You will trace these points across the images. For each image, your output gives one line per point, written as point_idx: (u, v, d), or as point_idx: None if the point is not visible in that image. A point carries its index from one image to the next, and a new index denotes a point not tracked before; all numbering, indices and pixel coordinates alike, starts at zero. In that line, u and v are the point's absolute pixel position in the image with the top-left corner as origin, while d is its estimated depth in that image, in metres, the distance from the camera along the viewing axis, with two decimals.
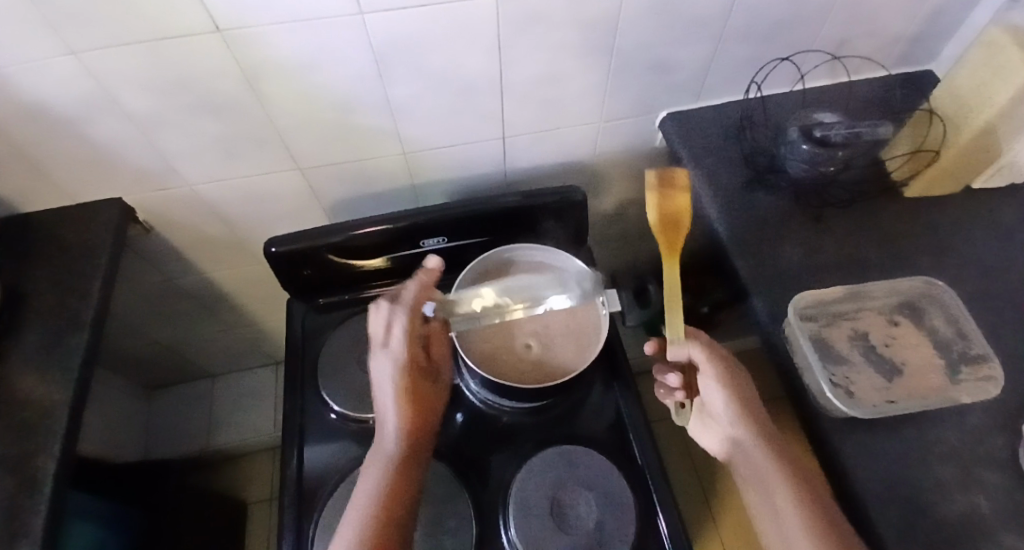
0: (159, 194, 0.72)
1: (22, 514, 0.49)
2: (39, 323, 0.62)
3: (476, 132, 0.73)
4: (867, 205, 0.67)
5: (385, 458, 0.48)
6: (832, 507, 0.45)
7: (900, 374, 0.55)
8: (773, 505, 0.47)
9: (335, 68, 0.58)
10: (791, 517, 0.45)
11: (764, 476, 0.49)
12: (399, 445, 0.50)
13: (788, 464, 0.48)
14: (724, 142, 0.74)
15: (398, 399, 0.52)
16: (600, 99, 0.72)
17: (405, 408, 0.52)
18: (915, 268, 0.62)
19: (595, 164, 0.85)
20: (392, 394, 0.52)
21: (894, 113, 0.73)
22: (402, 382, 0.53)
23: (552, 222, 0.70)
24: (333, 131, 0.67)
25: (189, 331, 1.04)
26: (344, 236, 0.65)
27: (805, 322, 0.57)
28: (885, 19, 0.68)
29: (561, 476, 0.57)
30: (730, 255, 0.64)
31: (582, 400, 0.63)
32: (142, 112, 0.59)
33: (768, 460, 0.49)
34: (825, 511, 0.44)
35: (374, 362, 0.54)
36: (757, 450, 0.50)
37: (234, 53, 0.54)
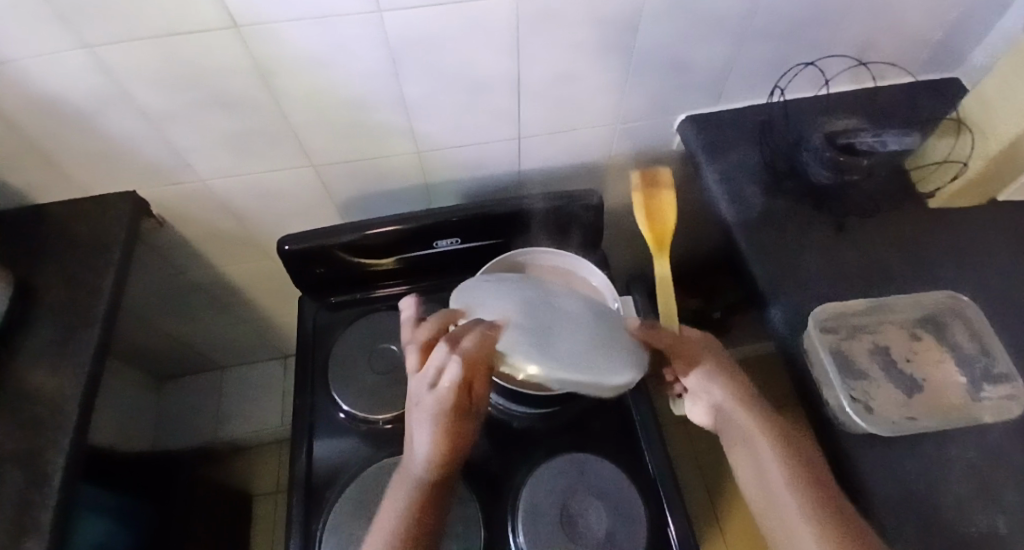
0: (173, 189, 0.72)
1: (32, 507, 0.50)
2: (54, 315, 0.62)
3: (490, 131, 0.72)
4: (892, 213, 0.65)
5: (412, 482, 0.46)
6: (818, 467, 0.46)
7: (923, 389, 0.54)
8: (756, 463, 0.48)
9: (350, 66, 0.58)
10: (779, 478, 0.46)
11: (744, 436, 0.50)
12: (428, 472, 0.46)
13: (766, 422, 0.50)
14: (744, 147, 0.72)
15: (434, 433, 0.46)
16: (617, 100, 0.71)
17: (442, 449, 0.46)
18: (939, 281, 0.60)
19: (611, 166, 0.84)
20: (427, 428, 0.45)
21: (920, 119, 0.71)
22: (442, 423, 0.45)
23: (567, 225, 0.69)
24: (347, 128, 0.67)
25: (199, 324, 1.04)
26: (358, 236, 0.65)
27: (824, 334, 0.56)
28: (912, 23, 0.67)
29: (572, 484, 0.56)
30: (748, 262, 0.63)
31: (593, 407, 0.62)
32: (156, 107, 0.59)
33: (745, 419, 0.50)
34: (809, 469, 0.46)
35: (414, 383, 0.46)
36: (733, 410, 0.51)
37: (250, 49, 0.53)
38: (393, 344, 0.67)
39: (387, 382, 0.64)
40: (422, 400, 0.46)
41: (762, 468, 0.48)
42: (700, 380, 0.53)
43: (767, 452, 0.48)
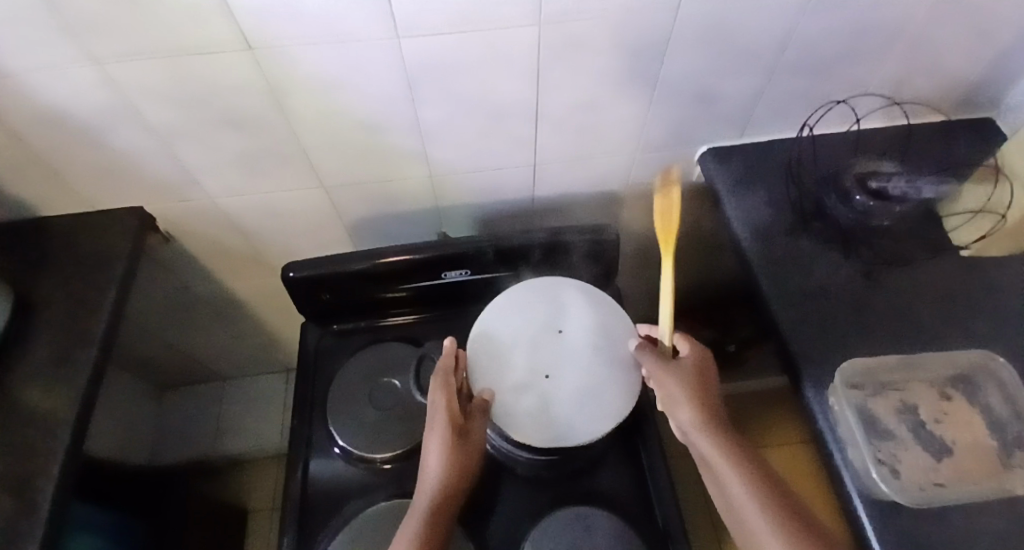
0: (181, 205, 0.71)
1: (16, 538, 0.47)
2: (52, 331, 0.60)
3: (505, 157, 0.70)
4: (927, 262, 0.61)
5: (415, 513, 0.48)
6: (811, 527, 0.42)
7: (954, 454, 0.50)
8: (727, 492, 0.46)
9: (364, 89, 0.56)
10: (749, 509, 0.44)
11: (713, 463, 0.47)
12: (428, 501, 0.49)
13: (738, 451, 0.47)
14: (768, 184, 0.69)
15: (435, 459, 0.50)
16: (638, 129, 0.69)
17: (441, 469, 0.50)
18: (976, 339, 0.56)
19: (627, 195, 0.81)
20: (430, 452, 0.51)
21: (952, 163, 0.68)
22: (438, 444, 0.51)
23: (582, 259, 0.67)
24: (359, 151, 0.65)
25: (201, 336, 1.03)
26: (367, 264, 0.63)
27: (850, 391, 0.53)
28: (946, 62, 0.64)
29: (578, 540, 0.53)
30: (770, 306, 0.59)
31: (600, 458, 0.60)
32: (166, 124, 0.58)
33: (717, 446, 0.47)
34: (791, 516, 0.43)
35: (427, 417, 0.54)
36: (704, 437, 0.48)
37: (265, 69, 0.52)
38: (396, 379, 0.64)
39: (389, 419, 0.62)
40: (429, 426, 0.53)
41: (730, 496, 0.46)
42: (671, 405, 0.51)
43: (732, 480, 0.46)
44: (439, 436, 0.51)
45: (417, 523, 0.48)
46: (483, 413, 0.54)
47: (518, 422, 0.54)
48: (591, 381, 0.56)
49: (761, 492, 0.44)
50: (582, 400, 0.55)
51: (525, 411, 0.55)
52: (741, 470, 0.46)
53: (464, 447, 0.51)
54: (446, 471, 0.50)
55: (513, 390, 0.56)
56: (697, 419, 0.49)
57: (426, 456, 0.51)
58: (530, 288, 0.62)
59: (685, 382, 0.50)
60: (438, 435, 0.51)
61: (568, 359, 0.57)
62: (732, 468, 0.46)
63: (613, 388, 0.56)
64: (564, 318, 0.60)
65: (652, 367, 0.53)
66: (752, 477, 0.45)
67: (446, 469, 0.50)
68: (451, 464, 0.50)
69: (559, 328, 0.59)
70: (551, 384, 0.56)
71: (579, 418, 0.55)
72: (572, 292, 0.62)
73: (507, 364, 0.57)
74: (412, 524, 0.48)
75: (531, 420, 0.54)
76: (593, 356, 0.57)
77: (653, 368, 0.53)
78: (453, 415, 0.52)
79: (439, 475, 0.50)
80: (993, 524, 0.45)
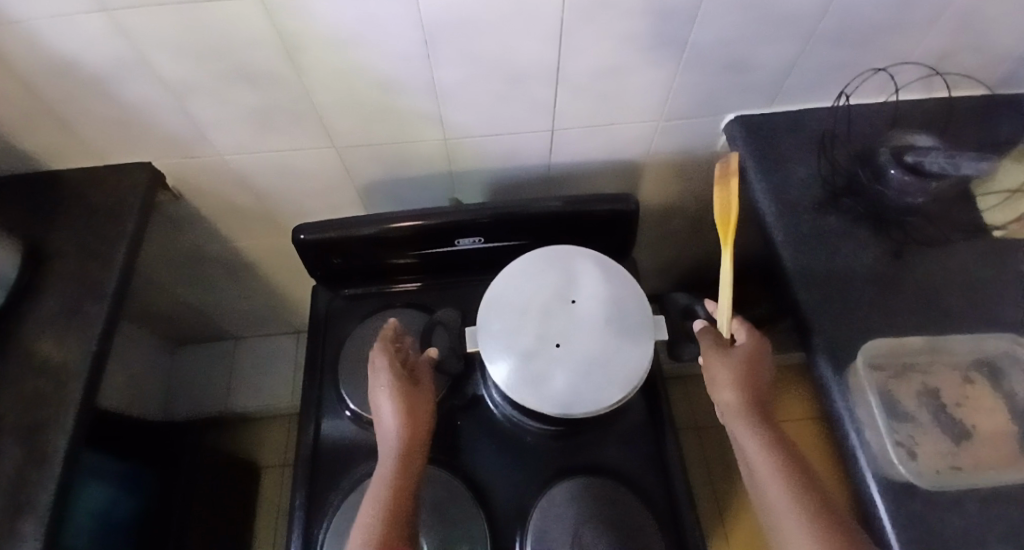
0: (190, 161, 0.70)
1: (29, 488, 0.48)
2: (63, 284, 0.60)
3: (524, 122, 0.67)
4: (962, 245, 0.58)
5: (382, 471, 0.46)
6: (850, 529, 0.40)
7: (972, 439, 0.49)
8: (758, 483, 0.45)
9: (379, 45, 0.53)
10: (782, 502, 0.42)
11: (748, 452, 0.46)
12: (396, 455, 0.47)
13: (778, 443, 0.46)
14: (796, 156, 0.66)
15: (393, 410, 0.49)
16: (663, 96, 0.66)
17: (401, 420, 0.49)
18: (1006, 326, 0.53)
19: (646, 164, 0.79)
20: (385, 407, 0.49)
21: (993, 140, 0.65)
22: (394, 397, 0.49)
23: (598, 230, 0.65)
24: (373, 111, 0.63)
25: (213, 295, 1.03)
26: (377, 229, 0.62)
27: (872, 373, 0.52)
28: (999, 32, 0.60)
29: (585, 509, 0.53)
30: (792, 285, 0.58)
31: (610, 428, 0.59)
32: (175, 76, 0.56)
33: (755, 435, 0.47)
34: (829, 513, 0.41)
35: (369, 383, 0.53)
36: (743, 424, 0.48)
37: (275, 20, 0.49)
38: None
39: None
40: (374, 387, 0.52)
41: (761, 487, 0.45)
42: (717, 390, 0.50)
43: (766, 471, 0.44)
44: (391, 393, 0.50)
45: (388, 481, 0.45)
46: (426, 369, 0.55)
47: (528, 388, 0.53)
48: (601, 352, 0.55)
49: (793, 479, 0.43)
50: (590, 369, 0.54)
51: (532, 376, 0.54)
52: (776, 460, 0.45)
53: (417, 394, 0.51)
54: (406, 421, 0.48)
55: (522, 355, 0.55)
56: (739, 406, 0.48)
57: (381, 419, 0.49)
58: (543, 258, 0.60)
59: (732, 367, 0.50)
60: (388, 392, 0.50)
61: (579, 328, 0.56)
62: (765, 454, 0.45)
63: (626, 360, 0.55)
64: (576, 288, 0.58)
65: (706, 350, 0.53)
66: (788, 468, 0.44)
67: (404, 420, 0.49)
68: (409, 418, 0.49)
69: (571, 298, 0.58)
70: (561, 352, 0.55)
71: (587, 389, 0.53)
72: (586, 263, 0.60)
73: (520, 329, 0.56)
74: (380, 486, 0.45)
75: (537, 386, 0.53)
76: (605, 327, 0.56)
77: (706, 352, 0.53)
78: (399, 372, 0.52)
79: (399, 429, 0.48)
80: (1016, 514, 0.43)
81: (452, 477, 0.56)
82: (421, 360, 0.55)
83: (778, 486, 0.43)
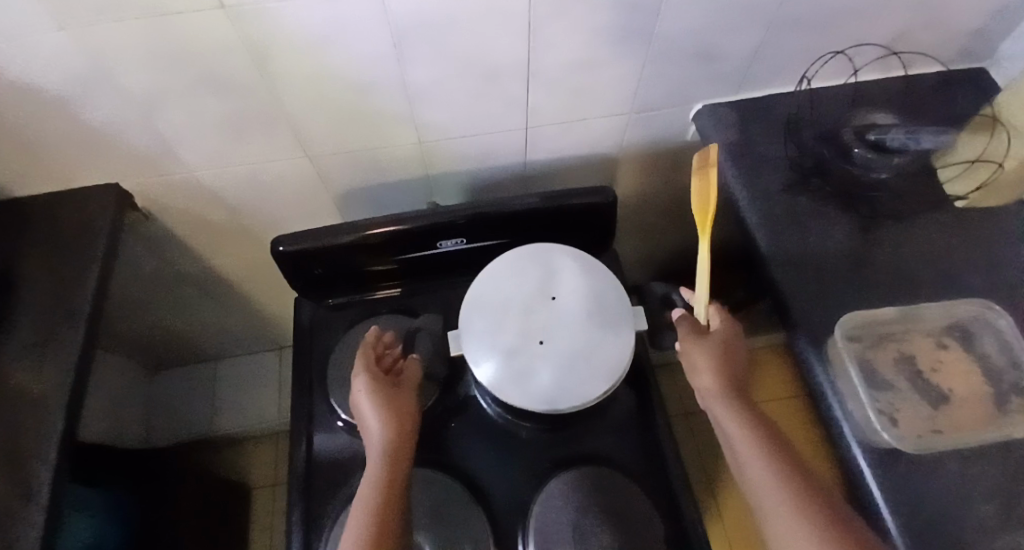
0: (161, 179, 0.68)
1: (13, 524, 0.46)
2: (33, 312, 0.58)
3: (498, 120, 0.68)
4: (925, 217, 0.60)
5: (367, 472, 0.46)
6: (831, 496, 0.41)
7: (949, 403, 0.50)
8: (738, 460, 0.46)
9: (349, 49, 0.53)
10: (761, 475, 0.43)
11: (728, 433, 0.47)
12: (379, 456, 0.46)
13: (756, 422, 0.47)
14: (765, 140, 0.68)
15: (375, 413, 0.49)
16: (633, 88, 0.67)
17: (383, 422, 0.49)
18: (972, 291, 0.55)
19: (621, 157, 0.80)
20: (367, 410, 0.50)
21: (948, 115, 0.68)
22: (376, 400, 0.50)
23: (578, 224, 0.66)
24: (346, 115, 0.62)
25: (191, 315, 1.01)
26: (355, 235, 0.61)
27: (851, 344, 0.53)
28: (948, 11, 0.62)
29: (585, 498, 0.54)
30: (769, 265, 0.59)
31: (602, 418, 0.60)
32: (141, 90, 0.54)
33: (732, 415, 0.48)
34: (808, 483, 0.41)
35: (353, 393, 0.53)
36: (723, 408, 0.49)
37: (241, 28, 0.48)
38: None
39: None
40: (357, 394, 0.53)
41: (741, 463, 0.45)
42: (696, 375, 0.52)
43: (745, 448, 0.45)
44: (371, 394, 0.50)
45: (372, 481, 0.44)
46: (411, 371, 0.55)
47: (512, 386, 0.54)
48: (585, 345, 0.55)
49: (772, 453, 0.44)
50: (575, 362, 0.55)
51: (516, 375, 0.54)
52: (754, 436, 0.45)
53: (399, 396, 0.51)
54: (388, 421, 0.49)
55: (506, 354, 0.55)
56: (718, 389, 0.50)
57: (365, 424, 0.50)
58: (523, 256, 0.61)
59: (709, 352, 0.52)
60: (369, 394, 0.51)
61: (560, 323, 0.57)
62: (743, 432, 0.46)
63: (612, 350, 0.56)
64: (556, 285, 0.59)
65: (683, 337, 0.55)
66: (765, 443, 0.45)
67: (386, 421, 0.49)
68: (391, 417, 0.49)
69: (551, 294, 0.58)
70: (544, 349, 0.55)
71: (574, 383, 0.54)
72: (565, 259, 0.61)
73: (502, 328, 0.56)
74: (364, 487, 0.44)
75: (522, 383, 0.54)
76: (588, 319, 0.57)
77: (684, 338, 0.54)
78: (380, 377, 0.52)
79: (382, 428, 0.48)
80: (993, 470, 0.45)
81: (450, 479, 0.55)
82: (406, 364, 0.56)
83: (757, 460, 0.44)
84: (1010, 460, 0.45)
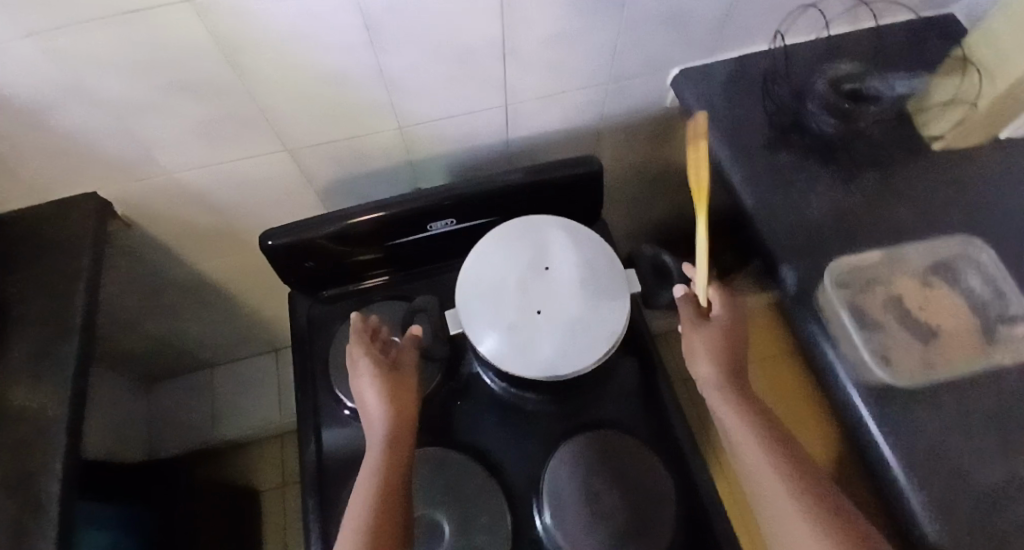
0: (141, 185, 0.67)
1: (27, 538, 0.46)
2: (23, 330, 0.58)
3: (477, 100, 0.67)
4: (905, 163, 0.61)
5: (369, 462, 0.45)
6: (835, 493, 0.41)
7: (939, 338, 0.52)
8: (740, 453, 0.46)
9: (322, 39, 0.52)
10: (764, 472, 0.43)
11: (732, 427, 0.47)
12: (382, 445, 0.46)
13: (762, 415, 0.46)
14: (743, 100, 0.69)
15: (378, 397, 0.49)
16: (610, 58, 0.67)
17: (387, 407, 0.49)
18: (954, 230, 0.56)
19: (602, 128, 0.80)
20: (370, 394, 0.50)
21: (921, 61, 0.68)
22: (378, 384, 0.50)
23: (565, 197, 0.66)
24: (323, 106, 0.62)
25: (184, 324, 1.00)
26: (343, 225, 0.61)
27: (840, 290, 0.54)
28: None
29: (594, 462, 0.54)
30: (755, 222, 0.60)
31: (605, 384, 0.61)
32: (114, 95, 0.53)
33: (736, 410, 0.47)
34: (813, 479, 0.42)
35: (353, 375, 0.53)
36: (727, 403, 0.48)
37: (211, 25, 0.47)
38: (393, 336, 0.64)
39: None
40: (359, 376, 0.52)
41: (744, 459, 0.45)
42: (698, 362, 0.51)
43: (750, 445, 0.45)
44: (373, 379, 0.50)
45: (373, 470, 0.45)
46: (409, 353, 0.55)
47: (516, 360, 0.54)
48: (583, 311, 0.56)
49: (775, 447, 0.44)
50: (575, 331, 0.55)
51: (517, 349, 0.55)
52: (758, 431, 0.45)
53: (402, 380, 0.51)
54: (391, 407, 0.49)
55: (506, 329, 0.55)
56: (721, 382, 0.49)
57: (369, 411, 0.49)
58: (512, 232, 0.60)
59: (712, 340, 0.51)
60: (373, 382, 0.50)
61: (557, 293, 0.57)
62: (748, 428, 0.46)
63: (610, 314, 0.56)
64: (549, 256, 0.59)
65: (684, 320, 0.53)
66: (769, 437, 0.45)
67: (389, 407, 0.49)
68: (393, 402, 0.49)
69: (545, 265, 0.59)
70: (543, 320, 0.55)
71: (575, 350, 0.54)
72: (555, 230, 0.61)
73: (500, 303, 0.57)
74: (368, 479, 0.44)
75: (524, 354, 0.54)
76: (584, 286, 0.57)
77: (686, 323, 0.53)
78: (381, 362, 0.52)
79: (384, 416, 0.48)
80: (986, 400, 0.46)
81: (461, 456, 0.56)
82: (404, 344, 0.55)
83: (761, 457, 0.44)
84: (1002, 389, 0.47)
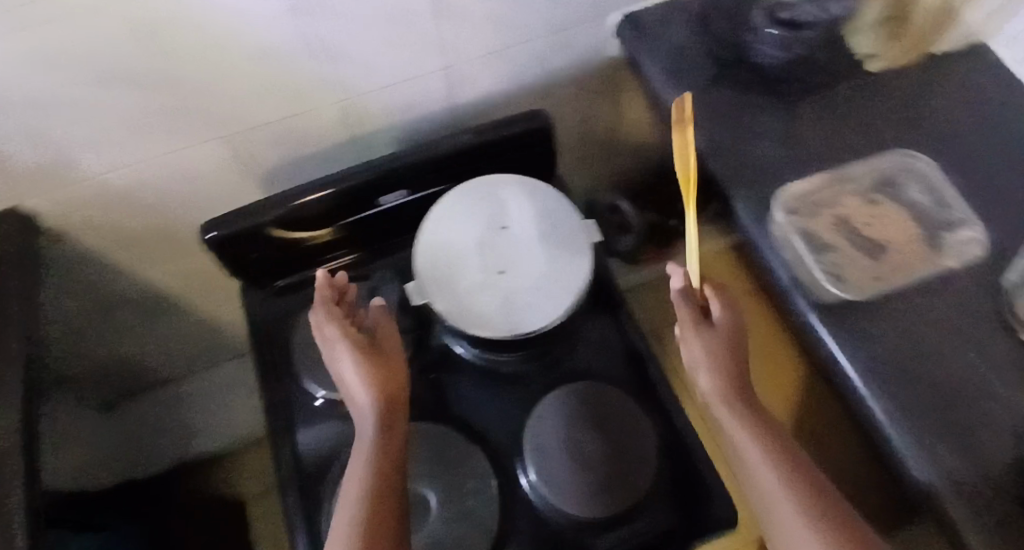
0: (65, 194, 0.63)
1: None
2: None
3: (414, 65, 0.64)
4: (849, 81, 0.60)
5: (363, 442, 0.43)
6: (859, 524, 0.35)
7: (887, 251, 0.52)
8: (753, 483, 0.39)
9: (237, 15, 0.48)
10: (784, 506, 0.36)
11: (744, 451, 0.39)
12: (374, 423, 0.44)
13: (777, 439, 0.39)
14: (684, 39, 0.67)
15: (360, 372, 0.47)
16: (545, 7, 0.64)
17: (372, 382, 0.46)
18: (901, 143, 0.56)
19: (549, 84, 0.79)
20: (351, 370, 0.47)
21: None
22: (361, 356, 0.47)
23: (517, 156, 0.64)
24: (250, 87, 0.58)
25: (139, 338, 0.95)
26: (288, 208, 0.59)
27: (791, 216, 0.54)
28: None
29: (580, 409, 0.55)
30: (704, 158, 0.59)
31: (577, 337, 0.61)
32: (31, 100, 0.49)
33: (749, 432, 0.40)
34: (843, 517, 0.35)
35: (325, 354, 0.50)
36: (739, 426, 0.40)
37: (118, 14, 0.43)
38: None
39: None
40: (332, 354, 0.49)
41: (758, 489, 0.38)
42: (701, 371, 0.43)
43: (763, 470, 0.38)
44: (354, 353, 0.48)
45: (367, 453, 0.43)
46: (389, 325, 0.52)
47: (481, 323, 0.53)
48: (546, 265, 0.56)
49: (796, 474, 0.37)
50: (541, 285, 0.55)
51: (481, 311, 0.54)
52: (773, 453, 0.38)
53: (383, 353, 0.49)
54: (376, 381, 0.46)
55: (469, 291, 0.55)
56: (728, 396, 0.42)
57: (351, 388, 0.47)
58: (466, 195, 0.59)
59: (718, 348, 0.43)
60: (351, 361, 0.47)
61: (518, 250, 0.57)
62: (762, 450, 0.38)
63: (574, 264, 0.56)
64: (506, 215, 0.59)
65: (683, 321, 0.45)
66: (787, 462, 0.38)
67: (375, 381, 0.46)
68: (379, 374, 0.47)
69: (503, 225, 0.58)
70: (506, 278, 0.55)
71: (540, 304, 0.54)
72: (510, 189, 0.60)
73: (461, 268, 0.56)
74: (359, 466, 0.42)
75: (489, 315, 0.54)
76: (543, 240, 0.57)
77: (684, 324, 0.45)
78: (358, 340, 0.49)
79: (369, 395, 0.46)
80: (954, 301, 0.46)
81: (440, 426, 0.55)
82: (377, 315, 0.53)
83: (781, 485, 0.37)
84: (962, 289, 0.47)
